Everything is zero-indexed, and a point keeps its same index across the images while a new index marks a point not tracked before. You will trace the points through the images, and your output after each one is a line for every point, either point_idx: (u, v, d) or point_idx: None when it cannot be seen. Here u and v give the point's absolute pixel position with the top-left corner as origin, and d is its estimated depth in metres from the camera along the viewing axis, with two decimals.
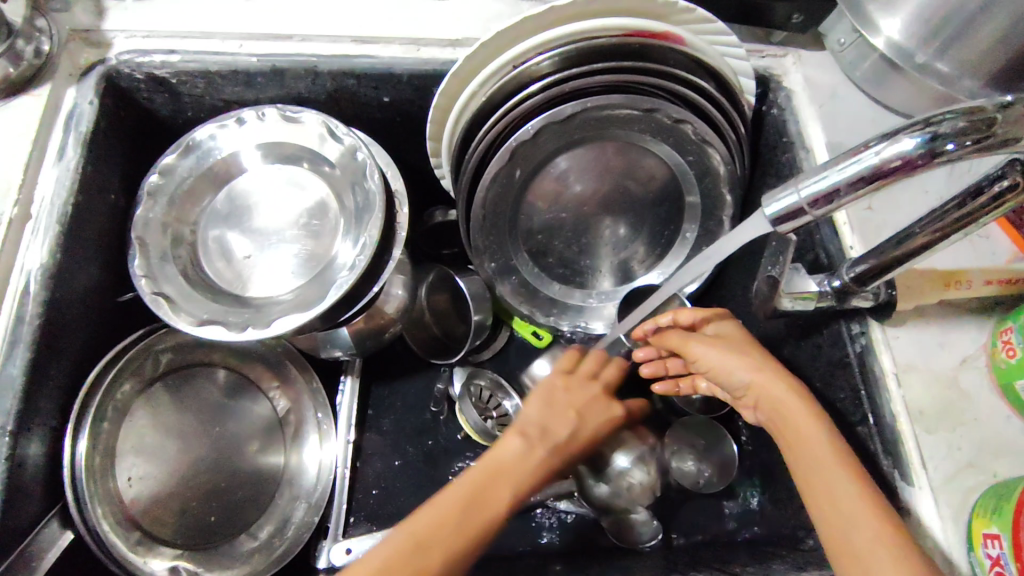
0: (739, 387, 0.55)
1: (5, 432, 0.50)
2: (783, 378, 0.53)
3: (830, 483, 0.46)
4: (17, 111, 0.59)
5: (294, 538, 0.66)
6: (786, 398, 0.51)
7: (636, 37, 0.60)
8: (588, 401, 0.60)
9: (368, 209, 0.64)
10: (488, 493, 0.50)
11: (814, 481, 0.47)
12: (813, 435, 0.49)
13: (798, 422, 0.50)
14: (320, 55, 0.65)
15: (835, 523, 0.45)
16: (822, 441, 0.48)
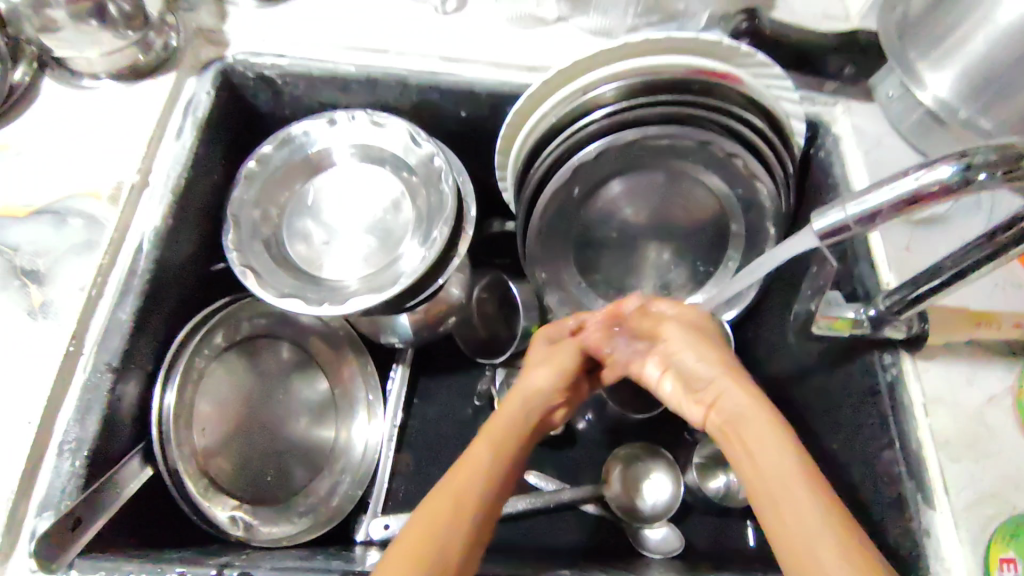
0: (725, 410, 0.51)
1: (110, 368, 0.56)
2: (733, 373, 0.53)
3: (786, 488, 0.43)
4: (145, 95, 0.68)
5: (338, 508, 0.72)
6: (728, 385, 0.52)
7: (697, 75, 0.67)
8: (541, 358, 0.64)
9: (439, 209, 0.71)
10: (477, 459, 0.50)
11: (772, 492, 0.44)
12: (759, 437, 0.47)
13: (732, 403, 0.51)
14: (411, 69, 0.73)
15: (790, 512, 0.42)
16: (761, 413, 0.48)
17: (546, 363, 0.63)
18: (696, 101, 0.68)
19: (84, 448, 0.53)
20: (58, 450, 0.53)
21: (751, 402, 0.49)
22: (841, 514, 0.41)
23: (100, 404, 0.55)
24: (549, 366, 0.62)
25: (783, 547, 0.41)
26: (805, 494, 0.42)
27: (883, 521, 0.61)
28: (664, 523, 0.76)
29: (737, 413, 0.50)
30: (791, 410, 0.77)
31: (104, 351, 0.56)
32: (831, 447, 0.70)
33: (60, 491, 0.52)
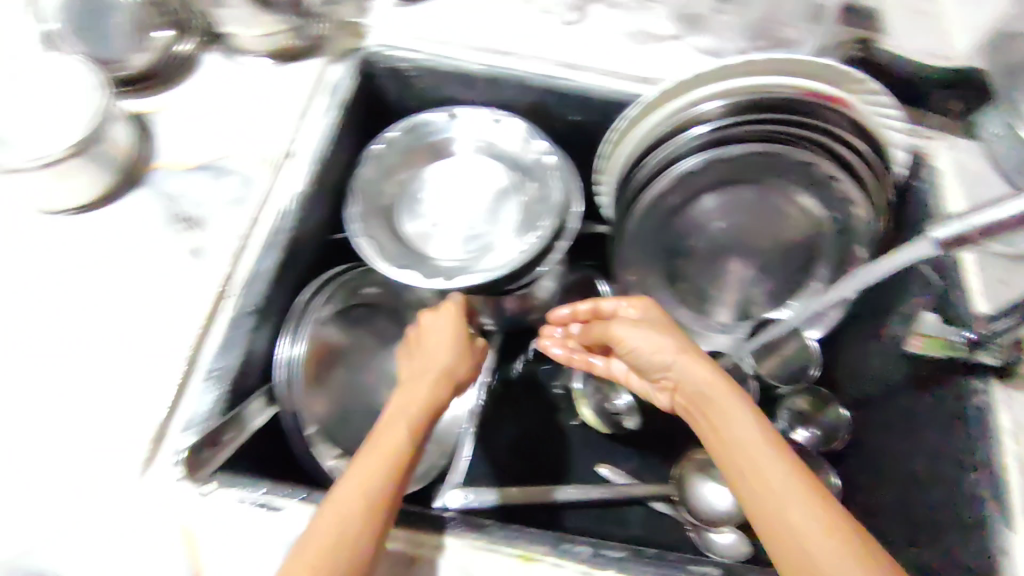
0: (693, 391, 0.56)
1: (249, 311, 0.62)
2: (697, 358, 0.57)
3: (753, 461, 0.48)
4: (296, 75, 0.75)
5: (424, 472, 0.75)
6: (708, 373, 0.55)
7: (810, 97, 0.70)
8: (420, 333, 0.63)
9: (547, 202, 0.76)
10: (391, 424, 0.52)
11: (748, 464, 0.48)
12: (738, 423, 0.51)
13: (711, 389, 0.54)
14: (532, 72, 0.78)
15: (765, 496, 0.46)
16: (734, 402, 0.53)
17: (455, 344, 0.61)
18: (804, 121, 0.72)
19: (226, 376, 0.60)
20: (204, 375, 0.59)
21: (711, 385, 0.55)
22: (818, 491, 0.45)
23: (242, 341, 0.61)
24: (456, 350, 0.61)
25: (756, 513, 0.47)
26: (795, 483, 0.46)
27: (956, 540, 0.62)
28: (732, 529, 0.76)
29: (713, 397, 0.54)
30: (867, 432, 0.78)
31: (248, 296, 0.62)
32: (909, 468, 0.70)
33: (204, 411, 0.58)
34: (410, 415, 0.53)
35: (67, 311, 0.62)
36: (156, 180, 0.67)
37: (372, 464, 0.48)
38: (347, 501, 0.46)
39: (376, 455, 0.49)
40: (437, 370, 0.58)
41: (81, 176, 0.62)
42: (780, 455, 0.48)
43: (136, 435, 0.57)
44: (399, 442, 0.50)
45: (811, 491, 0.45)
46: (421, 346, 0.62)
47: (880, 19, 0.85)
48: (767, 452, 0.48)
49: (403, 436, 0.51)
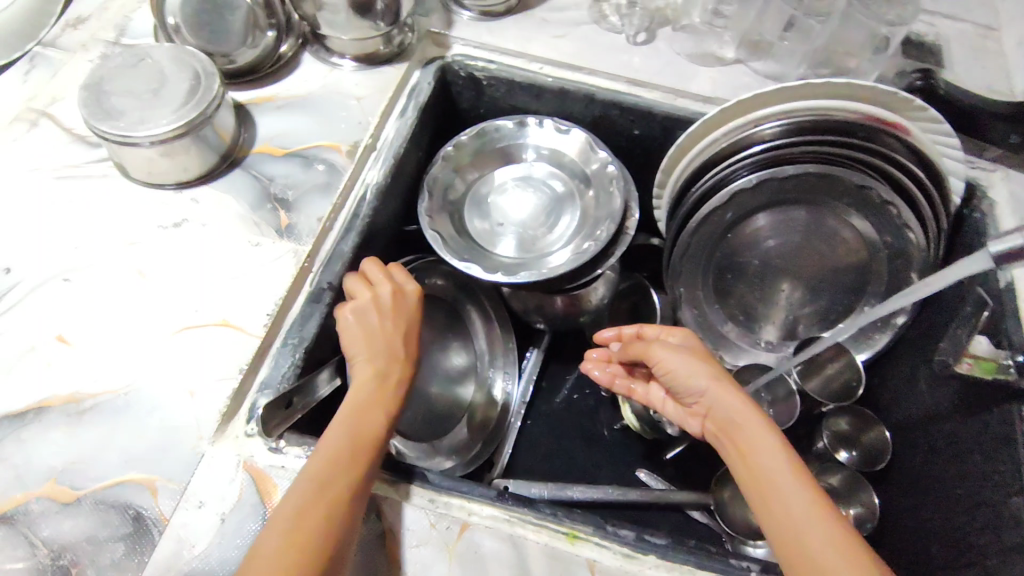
0: (723, 418, 0.58)
1: (328, 286, 0.66)
2: (731, 387, 0.59)
3: (785, 495, 0.50)
4: (380, 77, 0.81)
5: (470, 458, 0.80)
6: (738, 403, 0.57)
7: (867, 121, 0.73)
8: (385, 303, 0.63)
9: (608, 209, 0.79)
10: (360, 420, 0.54)
11: (776, 496, 0.50)
12: (769, 454, 0.53)
13: (742, 418, 0.56)
14: (599, 86, 0.83)
15: (794, 529, 0.48)
16: (765, 434, 0.54)
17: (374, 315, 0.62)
18: (861, 144, 0.74)
19: (302, 345, 0.64)
20: (282, 342, 0.63)
21: (743, 415, 0.56)
22: (842, 528, 0.47)
23: (320, 313, 0.65)
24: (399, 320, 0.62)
25: (787, 550, 0.48)
26: (818, 520, 0.48)
27: (1004, 565, 0.61)
28: None
29: (744, 427, 0.56)
30: (911, 456, 0.78)
31: (327, 273, 0.67)
32: (955, 493, 0.70)
33: (280, 374, 0.62)
34: (360, 404, 0.55)
35: (157, 273, 0.66)
36: (251, 164, 0.73)
37: (333, 450, 0.51)
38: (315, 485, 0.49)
39: (337, 441, 0.52)
40: (397, 345, 0.61)
41: (185, 154, 0.68)
42: (805, 489, 0.50)
43: (217, 390, 0.60)
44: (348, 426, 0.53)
45: (834, 525, 0.48)
46: (362, 304, 0.62)
47: (940, 53, 0.88)
48: (797, 486, 0.50)
49: (367, 428, 0.54)
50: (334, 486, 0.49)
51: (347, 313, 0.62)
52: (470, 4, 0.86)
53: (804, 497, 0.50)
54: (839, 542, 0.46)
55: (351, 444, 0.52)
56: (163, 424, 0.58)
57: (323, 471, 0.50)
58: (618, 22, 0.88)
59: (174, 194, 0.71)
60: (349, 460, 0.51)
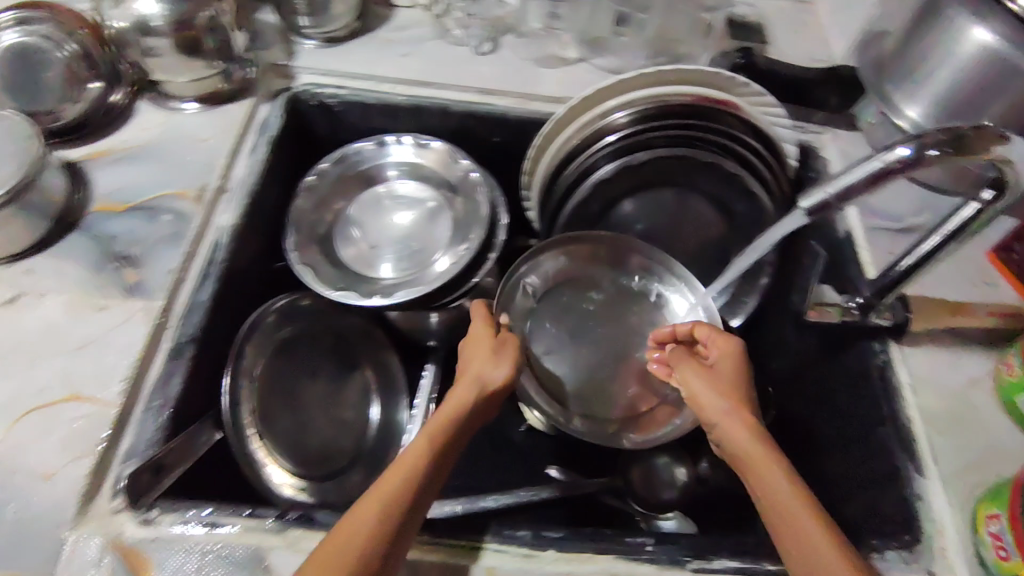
0: (734, 451, 0.56)
1: (190, 339, 0.64)
2: (745, 416, 0.57)
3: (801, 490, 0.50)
4: (223, 115, 0.79)
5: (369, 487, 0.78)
6: (748, 436, 0.55)
7: (702, 102, 0.77)
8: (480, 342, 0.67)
9: (475, 218, 0.82)
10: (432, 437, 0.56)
11: (787, 530, 0.47)
12: (778, 483, 0.50)
13: (749, 452, 0.54)
14: (453, 99, 0.84)
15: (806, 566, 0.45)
16: (775, 463, 0.52)
17: (504, 357, 0.65)
18: (703, 124, 0.78)
19: (170, 406, 0.61)
20: (145, 406, 0.60)
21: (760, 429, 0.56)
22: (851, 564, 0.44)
23: (182, 369, 0.62)
24: (507, 363, 0.64)
25: None
26: (829, 552, 0.45)
27: (880, 492, 0.66)
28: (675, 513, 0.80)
29: (753, 462, 0.53)
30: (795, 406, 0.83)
31: (185, 326, 0.64)
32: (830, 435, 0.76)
33: (145, 442, 0.58)
34: (442, 418, 0.58)
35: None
36: (90, 225, 0.69)
37: (417, 452, 0.54)
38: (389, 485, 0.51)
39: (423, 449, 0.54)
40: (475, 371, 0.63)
41: (11, 225, 0.63)
42: (808, 508, 0.48)
43: (77, 469, 0.56)
44: (435, 438, 0.55)
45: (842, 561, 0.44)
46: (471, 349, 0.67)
47: (763, 29, 0.94)
48: (810, 519, 0.47)
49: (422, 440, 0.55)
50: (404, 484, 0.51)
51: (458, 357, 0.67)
52: (311, 32, 0.85)
53: (814, 532, 0.46)
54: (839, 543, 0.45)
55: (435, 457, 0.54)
56: (19, 518, 0.53)
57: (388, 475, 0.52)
58: (462, 33, 0.89)
59: (7, 268, 0.66)
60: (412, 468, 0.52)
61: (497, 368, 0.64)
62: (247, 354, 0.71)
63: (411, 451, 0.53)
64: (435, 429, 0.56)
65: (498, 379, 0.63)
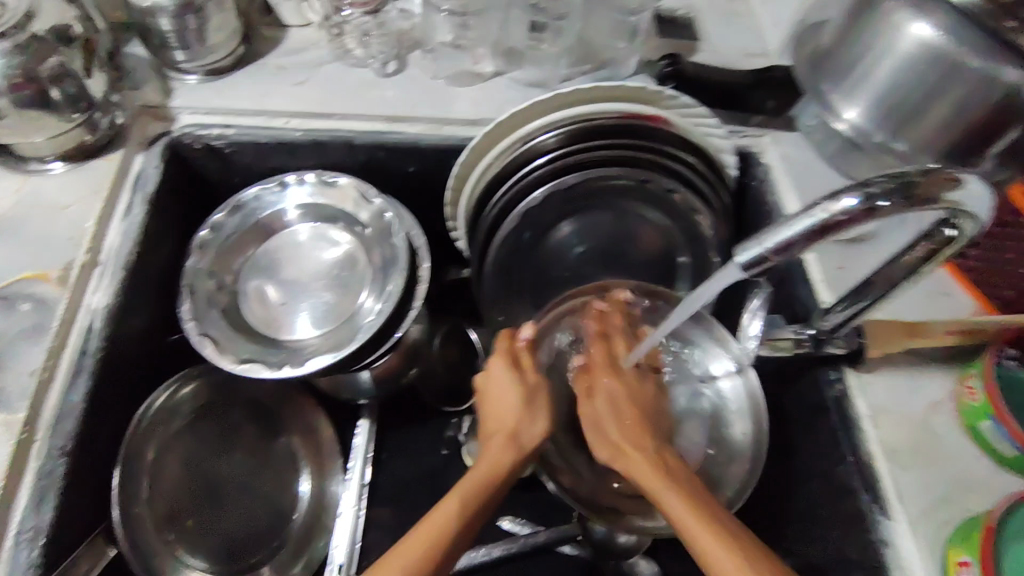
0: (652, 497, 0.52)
1: (64, 452, 0.56)
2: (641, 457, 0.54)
3: (707, 507, 0.49)
4: (89, 173, 0.69)
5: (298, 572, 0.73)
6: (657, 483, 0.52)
7: (630, 118, 0.69)
8: (506, 380, 0.60)
9: (393, 261, 0.72)
10: (466, 500, 0.50)
11: None
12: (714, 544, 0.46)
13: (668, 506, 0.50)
14: (357, 131, 0.75)
15: None
16: (689, 516, 0.48)
17: (538, 405, 0.59)
18: (636, 141, 0.70)
19: (42, 536, 0.53)
20: (14, 540, 0.52)
21: (659, 459, 0.54)
22: None
23: (55, 488, 0.55)
24: (545, 417, 0.58)
25: None
26: None
27: (847, 534, 0.62)
28: (641, 558, 0.76)
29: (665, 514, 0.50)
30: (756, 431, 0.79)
31: (56, 436, 0.56)
32: (790, 467, 0.72)
33: None
34: (479, 479, 0.52)
35: None
36: None
37: (442, 518, 0.49)
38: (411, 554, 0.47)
39: (452, 511, 0.49)
40: (511, 420, 0.57)
41: None
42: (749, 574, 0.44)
43: None
44: (465, 503, 0.50)
45: None
46: (495, 381, 0.60)
47: (693, 24, 0.87)
48: None
49: (453, 506, 0.50)
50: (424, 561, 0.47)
51: (482, 389, 0.61)
52: (190, 66, 0.75)
53: None
54: (743, 560, 0.44)
55: (465, 522, 0.49)
56: None
57: (412, 541, 0.47)
58: (364, 54, 0.80)
59: None
60: (438, 544, 0.48)
61: (530, 419, 0.57)
62: (140, 451, 0.65)
63: (441, 513, 0.49)
64: (469, 487, 0.51)
65: (536, 436, 0.57)
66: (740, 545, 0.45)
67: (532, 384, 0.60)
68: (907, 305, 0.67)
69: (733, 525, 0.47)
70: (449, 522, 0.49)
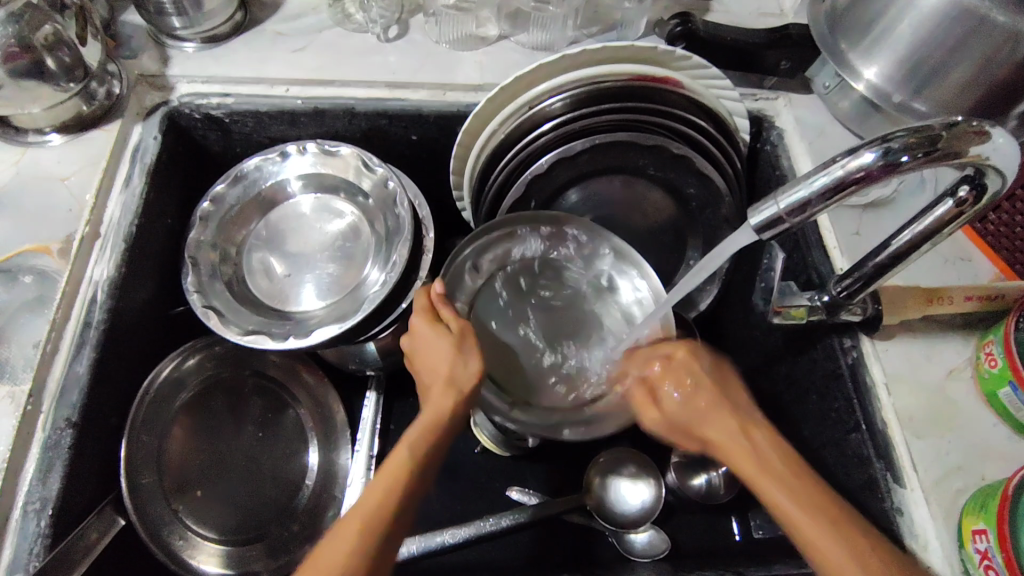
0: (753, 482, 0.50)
1: (69, 422, 0.56)
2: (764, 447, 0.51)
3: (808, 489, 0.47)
4: (87, 144, 0.68)
5: (307, 545, 0.72)
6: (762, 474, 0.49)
7: (638, 81, 0.67)
8: (433, 334, 0.56)
9: (397, 231, 0.71)
10: (411, 452, 0.50)
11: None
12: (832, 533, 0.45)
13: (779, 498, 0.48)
14: (358, 98, 0.74)
15: None
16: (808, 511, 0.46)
17: (464, 348, 0.55)
18: (645, 105, 0.67)
19: (48, 508, 0.53)
20: (21, 511, 0.53)
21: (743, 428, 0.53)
22: None
23: (62, 459, 0.55)
24: (477, 358, 0.55)
25: None
26: None
27: (860, 502, 0.61)
28: (649, 525, 0.77)
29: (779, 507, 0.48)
30: (768, 400, 0.78)
31: (62, 407, 0.56)
32: (803, 435, 0.71)
33: (26, 553, 0.52)
34: (420, 433, 0.51)
35: None
36: None
37: (389, 473, 0.49)
38: (365, 515, 0.47)
39: (401, 464, 0.50)
40: (443, 369, 0.54)
41: None
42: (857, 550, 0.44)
43: None
44: (413, 450, 0.50)
45: None
46: (421, 336, 0.56)
47: None
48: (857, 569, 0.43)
49: (399, 460, 0.50)
50: (376, 520, 0.47)
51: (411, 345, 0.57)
52: (187, 34, 0.73)
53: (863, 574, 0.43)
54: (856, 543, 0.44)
55: (415, 474, 0.49)
56: None
57: (364, 499, 0.48)
58: (364, 18, 0.77)
59: None
60: (389, 499, 0.48)
61: (460, 362, 0.54)
62: (149, 422, 0.66)
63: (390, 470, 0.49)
64: (412, 440, 0.51)
65: (472, 378, 0.54)
66: (831, 514, 0.46)
67: (457, 330, 0.56)
68: (925, 271, 0.65)
69: (814, 490, 0.47)
70: (396, 476, 0.49)
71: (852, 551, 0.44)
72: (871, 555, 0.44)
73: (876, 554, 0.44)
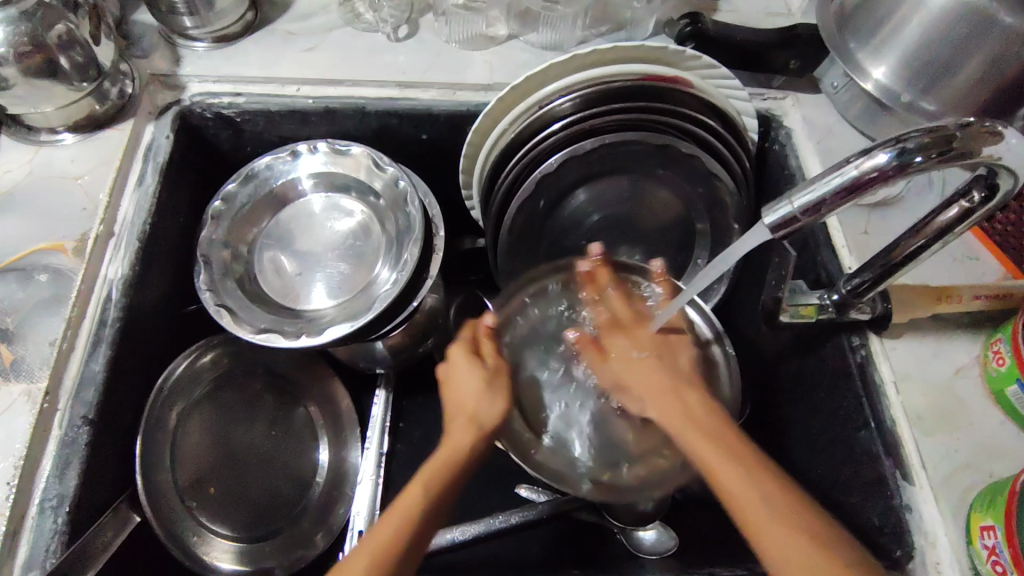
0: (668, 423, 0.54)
1: (86, 420, 0.57)
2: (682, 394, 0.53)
3: (727, 439, 0.48)
4: (100, 143, 0.68)
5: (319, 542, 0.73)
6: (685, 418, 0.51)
7: (647, 81, 0.67)
8: (466, 368, 0.59)
9: (408, 230, 0.71)
10: (427, 491, 0.50)
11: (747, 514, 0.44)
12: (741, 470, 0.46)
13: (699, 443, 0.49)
14: (368, 97, 0.74)
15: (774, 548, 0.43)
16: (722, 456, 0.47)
17: (496, 389, 0.58)
18: (653, 105, 0.67)
19: (66, 504, 0.54)
20: (38, 508, 0.53)
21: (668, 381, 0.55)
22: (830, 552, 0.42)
23: (78, 455, 0.56)
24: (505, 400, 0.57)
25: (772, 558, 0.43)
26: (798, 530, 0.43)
27: (868, 500, 0.61)
28: (656, 523, 0.76)
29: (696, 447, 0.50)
30: (776, 398, 0.78)
31: (78, 405, 0.57)
32: (811, 433, 0.71)
33: (43, 549, 0.52)
34: (437, 469, 0.52)
35: None
36: None
37: (401, 511, 0.49)
38: (380, 545, 0.47)
39: (416, 501, 0.50)
40: (471, 406, 0.57)
41: None
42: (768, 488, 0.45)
43: None
44: (426, 490, 0.50)
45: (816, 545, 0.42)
46: (457, 366, 0.59)
47: None
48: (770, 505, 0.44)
49: (411, 497, 0.50)
50: (387, 559, 0.46)
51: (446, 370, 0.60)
52: (198, 33, 0.73)
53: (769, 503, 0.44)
54: (762, 485, 0.45)
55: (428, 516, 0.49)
56: None
57: (375, 537, 0.48)
58: (374, 18, 0.78)
59: None
60: (399, 541, 0.47)
61: (489, 400, 0.57)
62: (165, 420, 0.66)
63: (401, 508, 0.49)
64: (430, 474, 0.51)
65: (496, 420, 0.56)
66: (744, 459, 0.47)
67: (488, 371, 0.59)
68: (932, 271, 0.66)
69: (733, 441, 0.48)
70: (409, 514, 0.49)
71: (777, 510, 0.44)
72: (790, 508, 0.44)
73: (792, 507, 0.44)
